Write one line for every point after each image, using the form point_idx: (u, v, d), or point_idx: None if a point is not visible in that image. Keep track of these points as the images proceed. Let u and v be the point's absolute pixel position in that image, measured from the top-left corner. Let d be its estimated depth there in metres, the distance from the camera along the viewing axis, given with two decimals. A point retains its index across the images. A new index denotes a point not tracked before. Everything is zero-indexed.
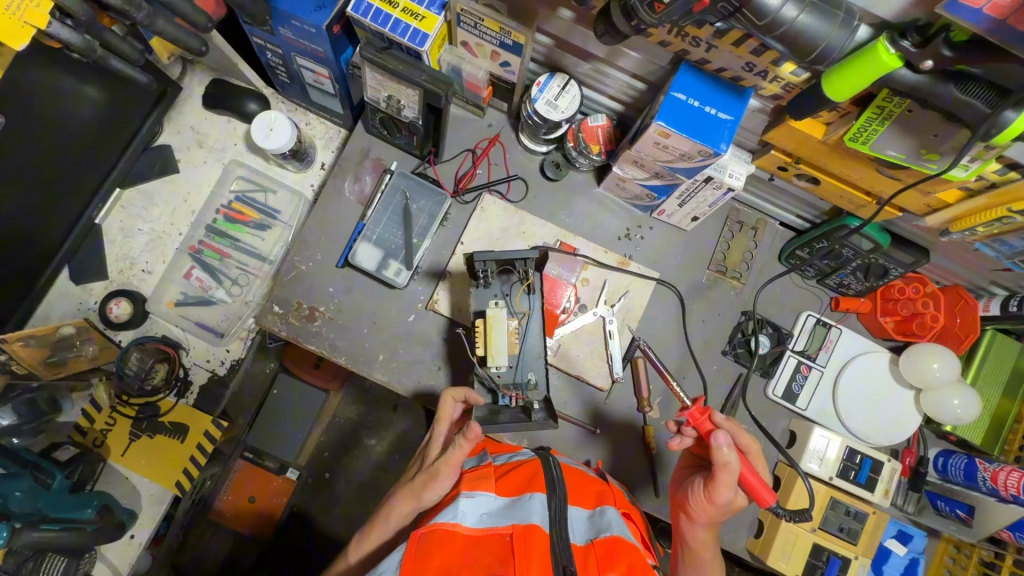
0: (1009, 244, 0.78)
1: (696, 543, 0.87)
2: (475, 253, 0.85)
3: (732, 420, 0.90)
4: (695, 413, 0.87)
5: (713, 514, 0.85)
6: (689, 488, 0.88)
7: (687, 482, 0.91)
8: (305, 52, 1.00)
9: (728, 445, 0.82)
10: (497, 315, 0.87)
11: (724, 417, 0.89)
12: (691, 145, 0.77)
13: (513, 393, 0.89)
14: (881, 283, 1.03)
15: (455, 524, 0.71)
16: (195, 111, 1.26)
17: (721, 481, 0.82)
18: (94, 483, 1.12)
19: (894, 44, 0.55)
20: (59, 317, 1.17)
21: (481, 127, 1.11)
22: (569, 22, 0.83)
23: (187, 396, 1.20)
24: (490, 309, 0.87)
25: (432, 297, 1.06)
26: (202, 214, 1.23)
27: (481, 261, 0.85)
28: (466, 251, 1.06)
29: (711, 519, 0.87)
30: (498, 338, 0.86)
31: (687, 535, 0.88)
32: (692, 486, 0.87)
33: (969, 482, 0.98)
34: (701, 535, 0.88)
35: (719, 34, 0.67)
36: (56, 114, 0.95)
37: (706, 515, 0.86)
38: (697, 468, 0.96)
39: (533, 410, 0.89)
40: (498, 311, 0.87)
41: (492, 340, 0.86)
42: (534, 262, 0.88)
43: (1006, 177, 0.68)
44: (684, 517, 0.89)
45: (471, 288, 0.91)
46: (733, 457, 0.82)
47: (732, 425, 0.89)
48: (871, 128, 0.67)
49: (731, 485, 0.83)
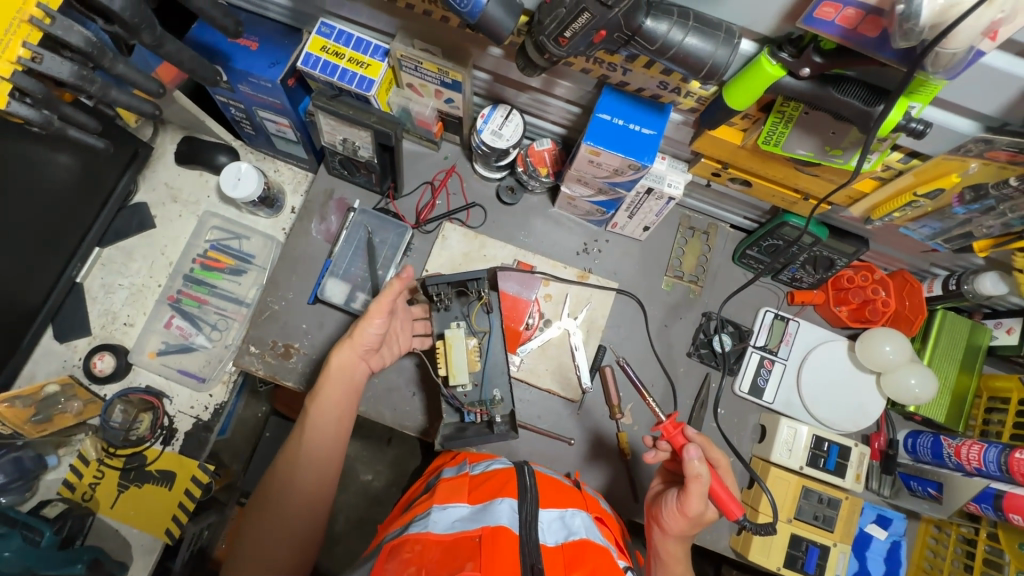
0: (929, 226, 0.82)
1: (668, 555, 0.88)
2: (427, 278, 0.92)
3: (704, 435, 0.91)
4: (668, 427, 0.87)
5: (683, 526, 0.86)
6: (662, 501, 0.89)
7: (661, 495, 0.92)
8: (264, 105, 1.06)
9: (699, 458, 0.84)
10: (456, 336, 0.93)
11: (696, 431, 0.90)
12: (621, 160, 0.83)
13: (478, 407, 0.94)
14: (830, 274, 1.08)
15: (426, 531, 0.74)
16: (167, 168, 1.32)
17: (693, 494, 0.84)
18: (84, 537, 1.13)
19: (774, 56, 0.61)
20: (44, 375, 1.20)
21: (438, 160, 1.17)
22: (500, 59, 0.90)
23: (173, 443, 1.22)
24: (450, 330, 0.94)
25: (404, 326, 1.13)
26: (179, 265, 1.28)
27: (433, 284, 0.92)
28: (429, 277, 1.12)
29: (683, 532, 0.88)
30: (456, 357, 0.92)
31: (660, 548, 0.89)
32: (666, 498, 0.89)
33: (938, 460, 1.01)
34: (673, 547, 0.89)
35: (630, 59, 0.73)
36: (30, 183, 1.01)
37: (678, 528, 0.87)
38: (672, 481, 0.97)
39: (495, 421, 0.94)
40: (456, 332, 0.93)
41: (451, 361, 0.92)
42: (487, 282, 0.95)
43: (909, 164, 0.73)
44: (656, 528, 0.91)
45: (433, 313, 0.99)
46: (705, 470, 0.84)
47: (704, 439, 0.90)
48: (778, 132, 0.73)
49: (703, 498, 0.84)
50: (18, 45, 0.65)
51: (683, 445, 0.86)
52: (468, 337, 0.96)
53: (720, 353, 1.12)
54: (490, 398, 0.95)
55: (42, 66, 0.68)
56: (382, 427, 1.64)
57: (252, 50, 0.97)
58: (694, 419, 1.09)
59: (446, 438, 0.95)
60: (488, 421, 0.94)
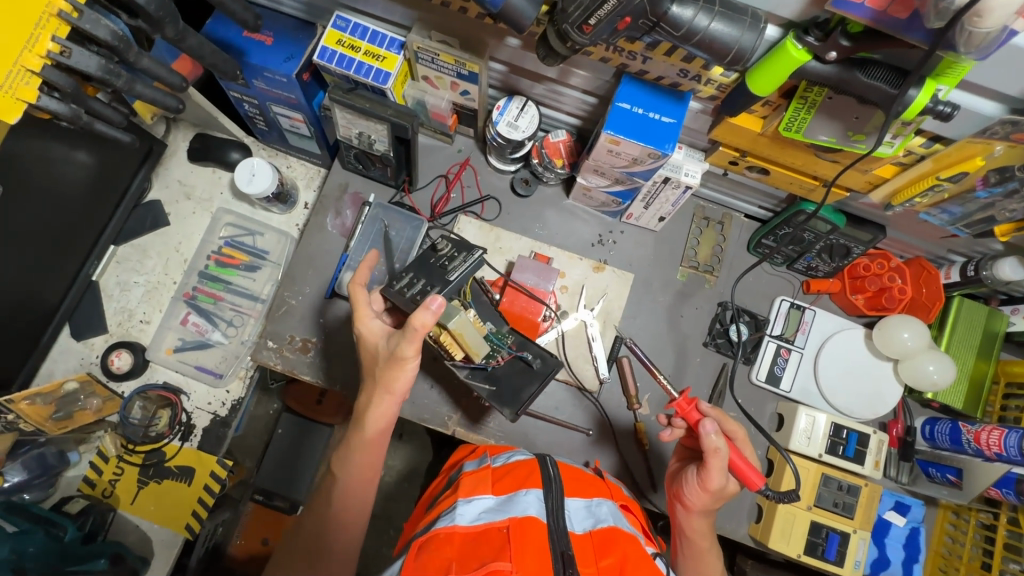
0: (949, 211, 0.83)
1: (697, 528, 0.89)
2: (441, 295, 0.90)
3: (717, 408, 0.90)
4: (682, 404, 0.87)
5: (707, 501, 0.87)
6: (684, 478, 0.89)
7: (681, 472, 0.93)
8: (279, 100, 1.06)
9: (716, 432, 0.82)
10: (461, 322, 0.88)
11: (709, 405, 0.89)
12: (641, 149, 0.84)
13: (500, 356, 0.97)
14: (846, 262, 1.08)
15: (452, 525, 0.75)
16: (180, 165, 1.32)
17: (712, 467, 0.83)
18: (106, 533, 1.14)
19: (800, 40, 0.61)
20: (62, 373, 1.21)
21: (452, 153, 1.18)
22: (517, 49, 0.90)
23: (191, 439, 1.22)
24: (451, 321, 0.88)
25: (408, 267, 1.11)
26: (194, 262, 1.28)
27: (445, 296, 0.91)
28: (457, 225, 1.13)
29: (707, 506, 0.88)
30: (473, 339, 0.89)
31: (685, 524, 0.90)
32: (687, 475, 0.89)
33: (956, 447, 1.01)
34: (700, 521, 0.89)
35: (651, 47, 0.73)
36: (49, 180, 1.01)
37: (701, 503, 0.87)
38: (690, 459, 0.97)
39: (530, 359, 0.97)
40: (460, 319, 0.88)
41: (468, 345, 0.89)
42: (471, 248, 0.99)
43: (932, 150, 0.73)
44: (679, 506, 0.91)
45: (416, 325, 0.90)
46: (722, 444, 0.83)
47: (717, 412, 0.91)
48: (800, 118, 0.73)
49: (722, 471, 0.83)
50: (47, 39, 0.66)
51: (699, 419, 0.86)
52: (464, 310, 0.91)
53: (736, 342, 1.12)
54: (493, 332, 0.98)
55: (69, 61, 0.68)
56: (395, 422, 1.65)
57: (268, 45, 0.97)
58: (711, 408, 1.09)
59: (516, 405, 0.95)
60: (522, 359, 0.98)
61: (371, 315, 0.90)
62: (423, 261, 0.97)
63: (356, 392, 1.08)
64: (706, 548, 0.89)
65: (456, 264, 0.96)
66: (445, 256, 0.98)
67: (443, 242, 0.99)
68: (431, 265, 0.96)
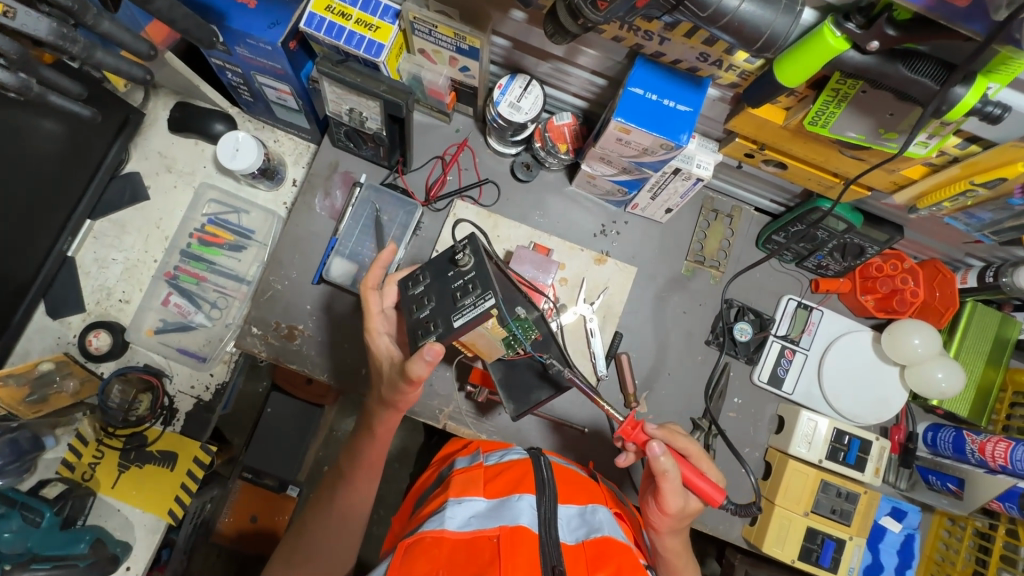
0: (977, 216, 0.78)
1: (671, 547, 0.86)
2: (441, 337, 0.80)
3: (664, 427, 0.87)
4: (626, 429, 0.82)
5: (671, 522, 0.83)
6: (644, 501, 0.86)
7: (644, 494, 0.89)
8: (264, 70, 0.99)
9: (664, 450, 0.79)
10: (472, 335, 0.84)
11: (654, 425, 0.86)
12: (653, 139, 0.77)
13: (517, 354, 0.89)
14: (858, 263, 1.03)
15: (441, 529, 0.71)
16: (160, 136, 1.25)
17: (668, 488, 0.79)
18: (86, 517, 1.11)
19: (839, 26, 0.55)
20: (38, 352, 1.16)
21: (449, 133, 1.11)
22: (522, 23, 0.83)
23: (174, 423, 1.19)
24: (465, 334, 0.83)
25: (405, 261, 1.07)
26: (176, 239, 1.22)
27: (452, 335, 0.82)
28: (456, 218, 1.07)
29: (674, 526, 0.84)
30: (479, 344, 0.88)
31: (659, 546, 0.86)
32: (647, 498, 0.85)
33: (959, 455, 0.99)
34: (673, 540, 0.86)
35: (669, 27, 0.67)
36: (13, 151, 0.94)
37: (665, 525, 0.84)
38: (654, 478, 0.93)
39: (547, 363, 0.89)
40: (469, 334, 0.84)
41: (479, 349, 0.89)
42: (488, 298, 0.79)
43: (967, 151, 0.68)
44: (649, 529, 0.87)
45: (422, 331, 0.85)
46: (672, 465, 0.79)
47: (665, 431, 0.86)
48: (828, 112, 0.67)
49: (680, 491, 0.80)
50: None
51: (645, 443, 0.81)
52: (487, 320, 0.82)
53: (739, 342, 1.08)
54: (516, 321, 0.84)
55: (18, 23, 0.61)
56: None
57: (251, 8, 0.89)
58: (711, 409, 1.06)
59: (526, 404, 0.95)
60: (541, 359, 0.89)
61: (382, 330, 0.88)
62: (441, 272, 0.84)
63: (344, 382, 1.04)
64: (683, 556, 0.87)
65: (468, 301, 0.81)
66: (465, 278, 0.82)
67: (466, 256, 0.82)
68: (448, 285, 0.83)
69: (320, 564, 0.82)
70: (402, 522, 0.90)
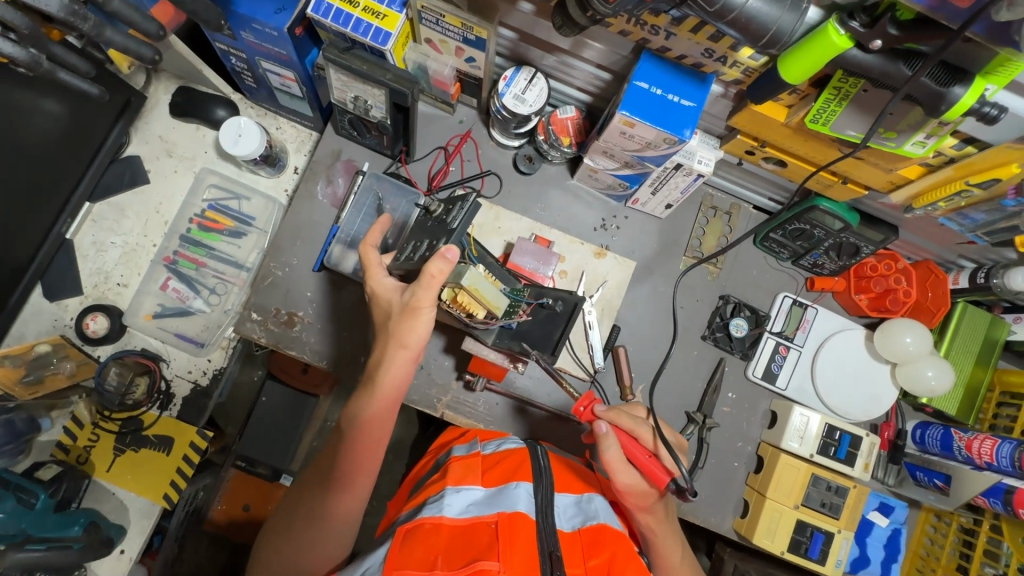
0: (971, 217, 0.80)
1: (648, 526, 0.82)
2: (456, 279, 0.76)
3: (612, 410, 0.88)
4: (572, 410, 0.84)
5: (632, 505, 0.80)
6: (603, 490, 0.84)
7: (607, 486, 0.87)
8: (268, 56, 0.99)
9: (604, 425, 0.80)
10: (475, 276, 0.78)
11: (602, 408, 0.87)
12: (657, 133, 0.78)
13: (521, 309, 0.89)
14: (853, 261, 1.05)
15: (439, 516, 0.72)
16: (162, 120, 1.24)
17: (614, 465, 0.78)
18: (81, 500, 1.10)
19: (843, 24, 0.55)
20: (34, 335, 1.15)
21: (452, 124, 1.11)
22: (530, 16, 0.83)
23: (170, 408, 1.19)
24: (466, 276, 0.77)
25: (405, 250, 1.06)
26: (176, 224, 1.22)
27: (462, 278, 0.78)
28: None
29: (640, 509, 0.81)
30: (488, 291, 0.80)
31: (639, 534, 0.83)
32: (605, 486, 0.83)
33: (946, 452, 1.01)
34: (648, 519, 0.82)
35: (676, 22, 0.68)
36: (15, 130, 0.94)
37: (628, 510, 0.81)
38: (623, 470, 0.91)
39: (551, 304, 0.90)
40: (472, 273, 0.77)
41: (487, 300, 0.79)
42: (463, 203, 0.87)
43: (963, 152, 0.69)
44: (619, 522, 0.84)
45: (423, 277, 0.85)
46: (612, 439, 0.79)
47: (612, 413, 0.86)
48: (830, 109, 0.69)
49: (625, 466, 0.79)
50: None
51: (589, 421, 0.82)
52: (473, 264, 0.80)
53: (735, 338, 1.10)
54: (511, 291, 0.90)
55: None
56: None
57: None
58: (706, 403, 1.08)
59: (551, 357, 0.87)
60: (543, 306, 0.91)
61: (383, 276, 0.87)
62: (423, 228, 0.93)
63: (343, 369, 1.05)
64: (664, 525, 0.83)
65: (453, 213, 0.87)
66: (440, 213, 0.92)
67: (436, 203, 0.93)
68: (431, 227, 0.90)
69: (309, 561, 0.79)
70: (399, 506, 0.90)
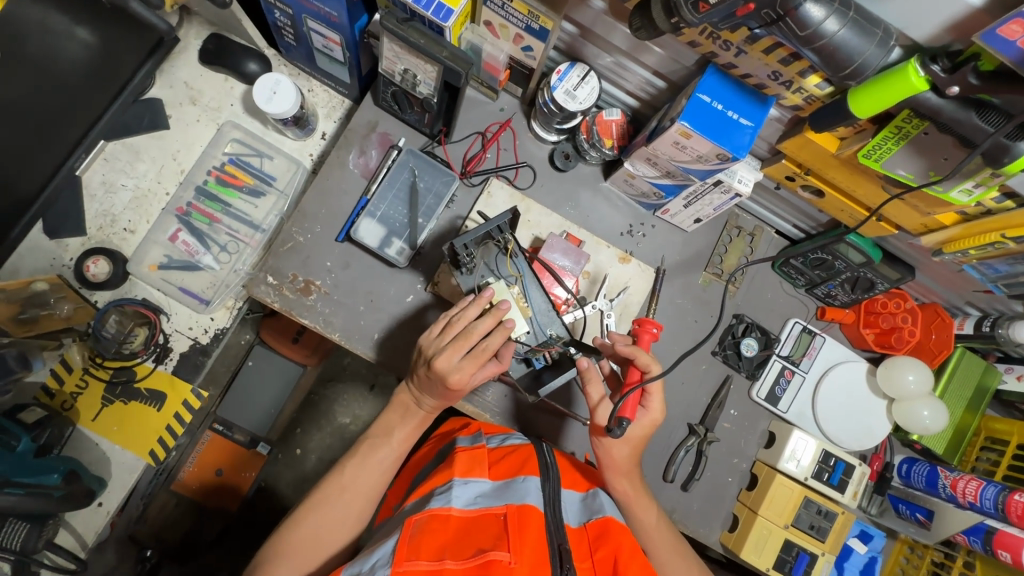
0: (995, 268, 0.83)
1: (622, 491, 0.86)
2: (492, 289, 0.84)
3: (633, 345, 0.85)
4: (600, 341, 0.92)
5: (624, 452, 0.85)
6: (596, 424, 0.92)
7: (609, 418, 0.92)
8: (316, 14, 0.96)
9: (587, 361, 0.87)
10: (500, 291, 0.86)
11: (623, 344, 0.85)
12: (711, 147, 0.79)
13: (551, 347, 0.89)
14: (866, 296, 1.07)
15: (448, 507, 0.72)
16: (189, 66, 1.20)
17: (594, 399, 0.87)
18: (61, 448, 1.06)
19: (924, 67, 0.58)
20: (29, 272, 1.09)
21: (493, 111, 1.10)
22: (598, 12, 0.83)
23: (166, 362, 1.14)
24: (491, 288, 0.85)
25: (428, 229, 1.05)
26: (192, 174, 1.17)
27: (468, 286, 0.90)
28: (495, 185, 1.06)
29: (623, 464, 0.86)
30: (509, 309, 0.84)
31: (613, 491, 0.87)
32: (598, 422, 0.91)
33: (930, 488, 1.06)
34: (625, 486, 0.86)
35: (751, 40, 0.68)
36: (39, 48, 0.91)
37: (613, 459, 0.86)
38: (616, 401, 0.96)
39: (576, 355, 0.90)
40: (498, 287, 0.86)
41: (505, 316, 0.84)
42: (509, 226, 0.90)
43: (1002, 205, 0.72)
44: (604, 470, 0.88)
45: (456, 275, 0.91)
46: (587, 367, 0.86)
47: (631, 349, 0.84)
48: (886, 147, 0.70)
49: (604, 402, 0.87)
50: None
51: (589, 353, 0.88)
52: (510, 286, 0.88)
53: (744, 356, 1.12)
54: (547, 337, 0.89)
55: None
56: (369, 372, 1.70)
57: None
58: (709, 417, 1.10)
59: (536, 391, 0.92)
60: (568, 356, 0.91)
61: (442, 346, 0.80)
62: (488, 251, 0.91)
63: (352, 344, 1.02)
64: (638, 488, 0.87)
65: (492, 245, 0.91)
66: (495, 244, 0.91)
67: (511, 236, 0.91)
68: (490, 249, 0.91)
69: (343, 507, 0.81)
70: (400, 495, 0.88)
